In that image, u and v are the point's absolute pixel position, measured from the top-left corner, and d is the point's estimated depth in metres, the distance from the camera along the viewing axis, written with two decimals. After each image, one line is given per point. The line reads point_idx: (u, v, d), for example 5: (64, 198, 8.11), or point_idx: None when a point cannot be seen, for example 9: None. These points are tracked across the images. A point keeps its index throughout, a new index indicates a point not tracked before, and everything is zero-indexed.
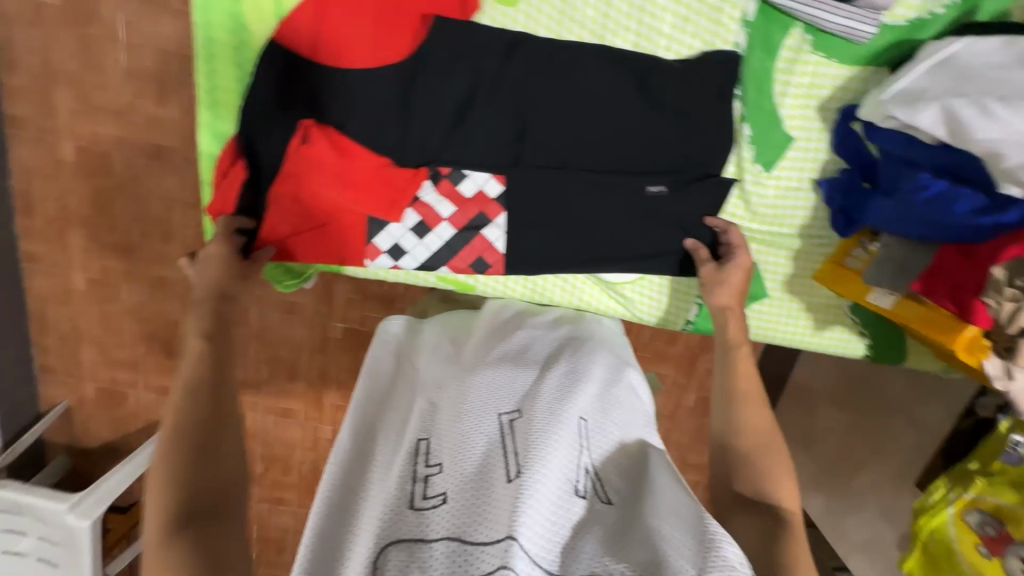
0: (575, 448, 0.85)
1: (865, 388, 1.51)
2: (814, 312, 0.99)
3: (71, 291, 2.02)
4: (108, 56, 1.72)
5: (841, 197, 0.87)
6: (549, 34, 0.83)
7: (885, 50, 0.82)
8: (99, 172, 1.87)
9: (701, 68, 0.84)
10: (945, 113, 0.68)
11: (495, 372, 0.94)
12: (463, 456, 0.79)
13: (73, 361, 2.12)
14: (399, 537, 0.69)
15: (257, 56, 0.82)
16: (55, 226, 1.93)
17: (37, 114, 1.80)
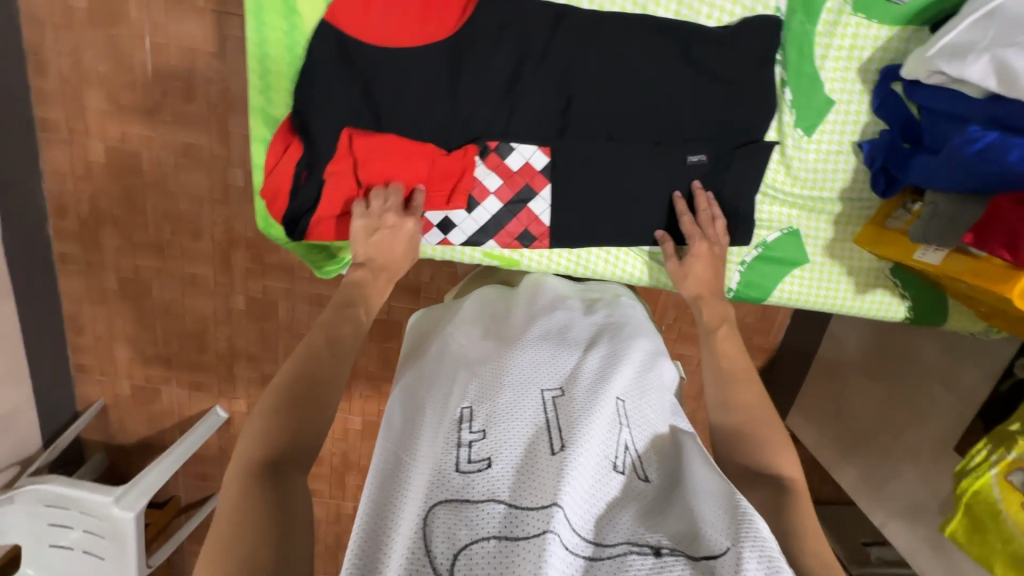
0: (618, 422, 0.78)
1: (899, 355, 1.51)
2: (855, 275, 1.01)
3: (105, 291, 2.06)
4: (135, 56, 1.75)
5: (883, 157, 0.89)
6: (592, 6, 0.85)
7: (928, 8, 0.83)
8: (129, 172, 1.90)
9: (744, 33, 0.85)
10: (994, 63, 0.69)
11: (535, 344, 0.88)
12: (507, 428, 0.73)
13: (108, 359, 2.17)
14: (444, 498, 0.64)
15: (307, 39, 0.84)
16: (89, 226, 1.97)
17: (68, 117, 1.83)
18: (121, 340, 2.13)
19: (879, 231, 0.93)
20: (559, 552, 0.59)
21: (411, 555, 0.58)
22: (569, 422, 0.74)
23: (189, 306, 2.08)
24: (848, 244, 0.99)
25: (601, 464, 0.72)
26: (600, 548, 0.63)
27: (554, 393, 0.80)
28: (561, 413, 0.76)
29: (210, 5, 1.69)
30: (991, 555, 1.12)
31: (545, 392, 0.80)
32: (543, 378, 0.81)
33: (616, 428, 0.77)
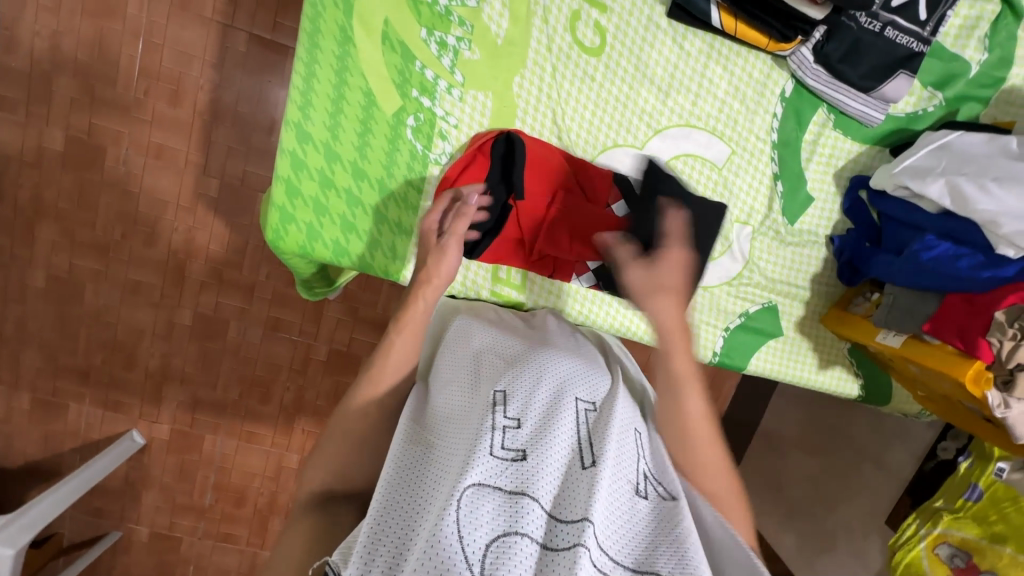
0: (639, 450, 0.67)
1: (834, 435, 1.66)
2: (818, 353, 1.12)
3: (26, 290, 1.58)
4: (123, 50, 1.45)
5: (850, 252, 1.03)
6: (628, 57, 0.93)
7: (888, 135, 1.00)
8: (87, 165, 1.52)
9: (763, 117, 0.98)
10: (951, 187, 0.84)
11: (569, 354, 0.77)
12: (542, 415, 0.64)
13: (8, 368, 1.63)
14: (475, 479, 0.54)
15: (347, 64, 0.87)
16: (24, 218, 1.54)
17: (28, 98, 1.46)
18: (30, 354, 1.62)
19: (843, 314, 1.05)
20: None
21: (436, 546, 0.49)
22: (606, 437, 0.62)
23: (120, 325, 1.64)
24: (815, 323, 1.10)
25: (627, 488, 0.60)
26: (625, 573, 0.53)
27: (588, 407, 0.68)
28: (597, 426, 0.65)
29: (217, 16, 1.46)
30: None
31: (578, 399, 0.69)
32: (579, 385, 0.70)
33: (641, 455, 0.66)
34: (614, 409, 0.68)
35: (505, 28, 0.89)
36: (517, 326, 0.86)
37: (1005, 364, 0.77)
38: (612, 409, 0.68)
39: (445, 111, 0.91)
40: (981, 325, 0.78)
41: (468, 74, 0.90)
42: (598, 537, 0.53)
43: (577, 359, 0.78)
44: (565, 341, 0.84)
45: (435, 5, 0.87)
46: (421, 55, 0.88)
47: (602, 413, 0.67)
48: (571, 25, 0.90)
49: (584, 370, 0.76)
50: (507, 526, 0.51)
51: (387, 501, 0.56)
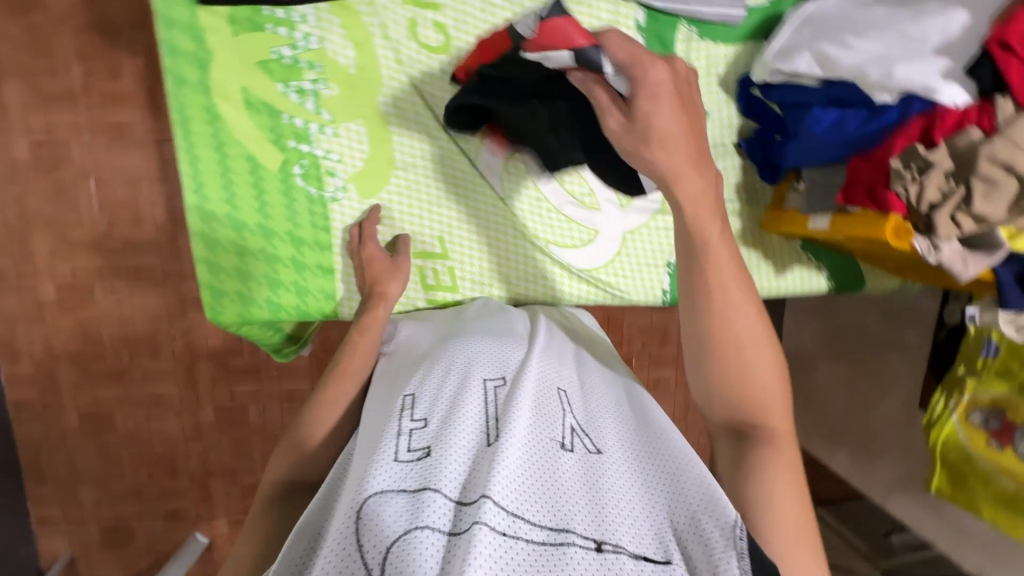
0: (557, 409, 0.67)
1: (851, 335, 1.59)
2: (771, 258, 1.09)
3: (65, 431, 1.71)
4: (79, 193, 1.54)
5: (761, 150, 1.01)
6: (476, 42, 0.95)
7: (756, 28, 1.00)
8: (82, 304, 1.64)
9: None
10: (816, 56, 0.83)
11: (483, 343, 0.79)
12: (448, 408, 0.65)
13: (71, 505, 1.75)
14: (376, 487, 0.55)
15: (223, 137, 0.93)
16: (44, 368, 1.66)
17: (16, 262, 1.59)
18: (85, 489, 1.75)
19: (779, 213, 1.02)
20: (494, 542, 0.49)
21: (346, 555, 0.50)
22: (510, 408, 0.63)
23: (153, 437, 1.74)
24: (757, 231, 1.08)
25: (543, 446, 0.60)
26: (543, 532, 0.52)
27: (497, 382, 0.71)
28: (506, 398, 0.66)
29: (151, 134, 1.51)
30: (977, 500, 1.14)
31: (487, 383, 0.70)
32: (484, 368, 0.73)
33: (561, 412, 0.66)
34: (520, 383, 0.69)
35: (352, 58, 0.93)
36: (440, 328, 0.88)
37: (919, 209, 0.74)
38: (518, 381, 0.69)
39: (324, 150, 0.95)
40: (883, 178, 0.75)
41: (334, 110, 0.94)
42: (508, 498, 0.53)
43: (491, 346, 0.78)
44: (484, 327, 0.86)
45: (282, 59, 0.92)
46: (285, 107, 0.93)
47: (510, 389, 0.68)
48: (412, 33, 0.93)
49: (498, 355, 0.76)
50: (410, 519, 0.52)
51: (313, 533, 0.58)
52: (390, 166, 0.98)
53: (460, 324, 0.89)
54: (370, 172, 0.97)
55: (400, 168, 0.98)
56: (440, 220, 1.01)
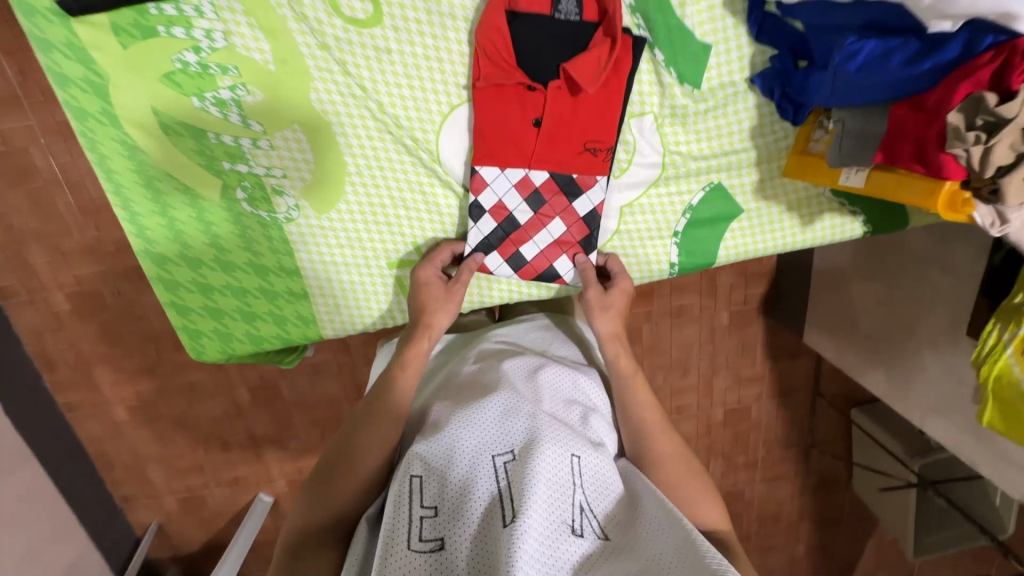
0: (566, 487, 0.69)
1: (887, 249, 1.45)
2: (796, 209, 0.94)
3: (118, 425, 1.56)
4: (57, 199, 1.30)
5: (781, 86, 0.82)
6: (410, 3, 0.76)
7: None
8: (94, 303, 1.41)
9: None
10: None
11: (492, 400, 0.77)
12: (457, 495, 0.67)
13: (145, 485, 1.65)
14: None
15: (153, 172, 0.82)
16: (82, 368, 1.48)
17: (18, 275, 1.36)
18: (152, 468, 1.63)
19: (804, 160, 0.86)
20: None
21: None
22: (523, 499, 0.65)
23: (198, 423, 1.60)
24: (777, 179, 0.92)
25: (552, 541, 0.63)
26: None
27: (507, 457, 0.71)
28: (517, 481, 0.67)
29: None
30: None
31: (498, 459, 0.71)
32: (493, 442, 0.72)
33: (570, 490, 0.69)
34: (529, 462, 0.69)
35: (269, 51, 0.77)
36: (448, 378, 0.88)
37: (983, 174, 0.58)
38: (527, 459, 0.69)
39: (264, 167, 0.83)
40: (939, 132, 0.59)
41: (264, 118, 0.80)
42: None
43: (500, 404, 0.76)
44: (489, 370, 0.84)
45: (189, 67, 0.77)
46: (208, 125, 0.80)
47: (519, 468, 0.68)
48: (332, 6, 0.75)
49: (507, 417, 0.75)
50: None
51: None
52: (342, 173, 0.85)
53: (464, 369, 0.88)
54: (322, 185, 0.85)
55: (354, 174, 0.86)
56: (411, 223, 0.90)
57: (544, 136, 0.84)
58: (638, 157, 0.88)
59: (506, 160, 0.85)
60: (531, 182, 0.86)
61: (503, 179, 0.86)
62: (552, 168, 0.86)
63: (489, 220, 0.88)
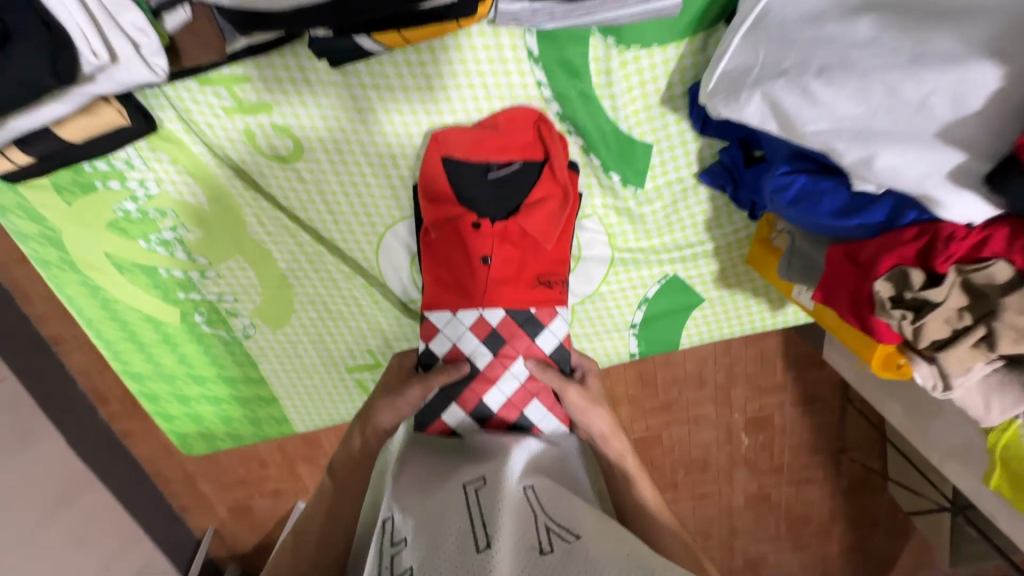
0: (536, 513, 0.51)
1: None
2: (764, 295, 0.88)
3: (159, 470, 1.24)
4: None
5: (730, 183, 0.75)
6: (326, 139, 0.75)
7: (705, 12, 0.66)
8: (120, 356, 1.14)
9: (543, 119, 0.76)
10: (768, 103, 0.54)
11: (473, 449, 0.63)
12: (427, 522, 0.51)
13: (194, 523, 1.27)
14: None
15: (119, 303, 0.86)
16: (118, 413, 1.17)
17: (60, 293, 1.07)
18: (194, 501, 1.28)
19: (763, 256, 0.79)
20: None
21: None
22: (498, 513, 0.49)
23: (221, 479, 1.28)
24: (741, 268, 0.86)
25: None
26: None
27: (476, 484, 0.54)
28: (487, 505, 0.50)
29: None
30: None
31: (467, 485, 0.54)
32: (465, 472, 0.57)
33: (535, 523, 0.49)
34: (500, 489, 0.53)
35: (201, 194, 0.79)
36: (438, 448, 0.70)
37: (920, 344, 0.52)
38: (501, 482, 0.54)
39: (216, 294, 0.86)
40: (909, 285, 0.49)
41: (207, 253, 0.83)
42: None
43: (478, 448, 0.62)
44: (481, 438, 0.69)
45: (130, 214, 0.79)
46: (158, 263, 0.83)
47: (491, 494, 0.52)
48: (253, 146, 0.75)
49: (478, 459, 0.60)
50: None
51: None
52: (289, 292, 0.87)
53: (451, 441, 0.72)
54: (273, 305, 0.88)
55: (301, 295, 0.87)
56: (363, 332, 0.90)
57: (496, 276, 0.76)
58: (584, 255, 0.85)
59: (459, 298, 0.76)
60: (486, 322, 0.76)
61: (456, 322, 0.76)
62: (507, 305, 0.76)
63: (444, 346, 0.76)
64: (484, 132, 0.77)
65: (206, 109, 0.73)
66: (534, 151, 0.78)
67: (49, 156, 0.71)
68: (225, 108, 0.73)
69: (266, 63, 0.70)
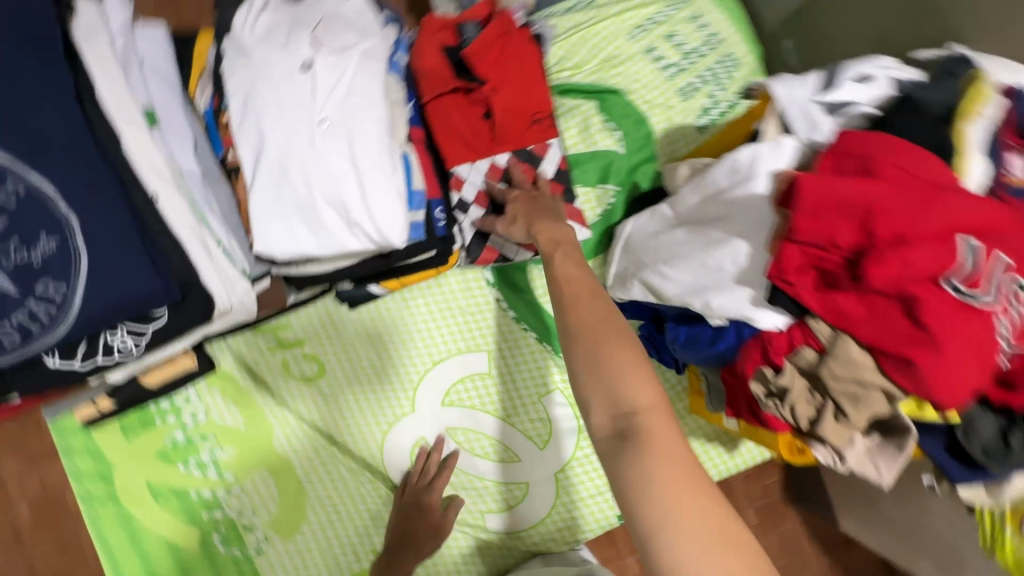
0: None
1: None
2: (716, 440, 1.02)
3: None
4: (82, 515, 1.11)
5: (655, 349, 0.97)
6: (342, 360, 0.99)
7: (600, 240, 1.02)
8: None
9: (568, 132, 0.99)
10: (644, 285, 0.82)
11: None
12: None
13: None
14: None
15: (145, 530, 0.94)
16: None
17: None
18: None
19: (700, 401, 0.96)
20: None
21: None
22: None
23: None
24: (688, 417, 1.02)
25: None
26: None
27: None
28: None
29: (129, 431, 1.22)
30: None
31: None
32: None
33: None
34: None
35: (239, 417, 0.97)
36: None
37: (801, 426, 0.68)
38: None
39: (237, 510, 0.96)
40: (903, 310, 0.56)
41: (235, 469, 0.96)
42: None
43: None
44: None
45: (177, 443, 0.96)
46: (190, 485, 0.96)
47: None
48: (286, 372, 0.98)
49: None
50: None
51: None
52: (303, 497, 0.98)
53: None
54: (287, 514, 0.97)
55: (315, 500, 0.98)
56: (369, 528, 0.98)
57: (498, 140, 0.92)
58: (554, 426, 1.01)
59: (469, 148, 0.91)
60: (498, 166, 0.93)
61: (476, 169, 0.92)
62: (501, 135, 0.92)
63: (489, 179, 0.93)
64: (483, 136, 0.92)
65: (254, 349, 0.98)
66: (531, 136, 0.94)
67: (128, 400, 0.92)
68: (268, 346, 0.98)
69: (305, 313, 0.98)
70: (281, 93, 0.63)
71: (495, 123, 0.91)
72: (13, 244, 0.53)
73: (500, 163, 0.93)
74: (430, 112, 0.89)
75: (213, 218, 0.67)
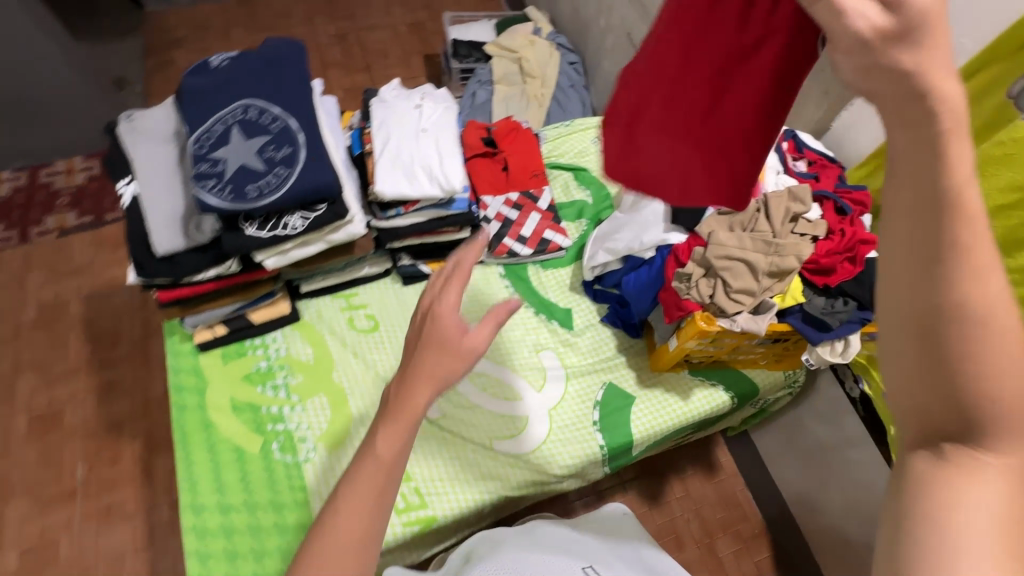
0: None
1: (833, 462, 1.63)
2: (674, 390, 1.32)
3: None
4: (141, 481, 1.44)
5: (620, 318, 1.36)
6: (392, 318, 1.36)
7: (578, 252, 1.49)
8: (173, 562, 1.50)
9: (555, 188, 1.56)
10: (604, 253, 1.27)
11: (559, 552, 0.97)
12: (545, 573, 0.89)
13: None
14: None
15: (220, 435, 1.18)
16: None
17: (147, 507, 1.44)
18: None
19: (655, 351, 1.31)
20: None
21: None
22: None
23: None
24: (650, 373, 1.34)
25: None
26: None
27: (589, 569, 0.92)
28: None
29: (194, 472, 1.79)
30: None
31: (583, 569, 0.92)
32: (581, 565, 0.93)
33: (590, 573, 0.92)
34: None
35: (310, 353, 1.29)
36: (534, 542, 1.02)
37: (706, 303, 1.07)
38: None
39: (296, 424, 1.21)
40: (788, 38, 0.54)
41: (300, 391, 1.24)
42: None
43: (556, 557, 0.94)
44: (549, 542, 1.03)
45: (260, 369, 1.26)
46: (263, 401, 1.22)
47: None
48: (351, 324, 1.34)
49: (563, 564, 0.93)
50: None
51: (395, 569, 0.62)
52: (349, 416, 1.23)
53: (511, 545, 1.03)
54: (334, 430, 1.21)
55: (357, 419, 1.23)
56: None
57: (510, 183, 1.48)
58: (547, 371, 1.32)
59: (492, 186, 1.47)
60: (511, 198, 1.47)
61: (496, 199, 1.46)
62: (512, 181, 1.49)
63: (504, 206, 1.46)
64: (502, 180, 1.48)
65: (330, 307, 1.36)
66: (531, 183, 1.50)
67: (237, 329, 1.27)
68: (341, 306, 1.36)
69: (371, 285, 1.39)
70: (402, 116, 1.20)
71: (509, 174, 1.49)
72: (270, 147, 1.00)
73: (511, 196, 1.47)
74: (470, 165, 1.48)
75: (352, 180, 1.17)
